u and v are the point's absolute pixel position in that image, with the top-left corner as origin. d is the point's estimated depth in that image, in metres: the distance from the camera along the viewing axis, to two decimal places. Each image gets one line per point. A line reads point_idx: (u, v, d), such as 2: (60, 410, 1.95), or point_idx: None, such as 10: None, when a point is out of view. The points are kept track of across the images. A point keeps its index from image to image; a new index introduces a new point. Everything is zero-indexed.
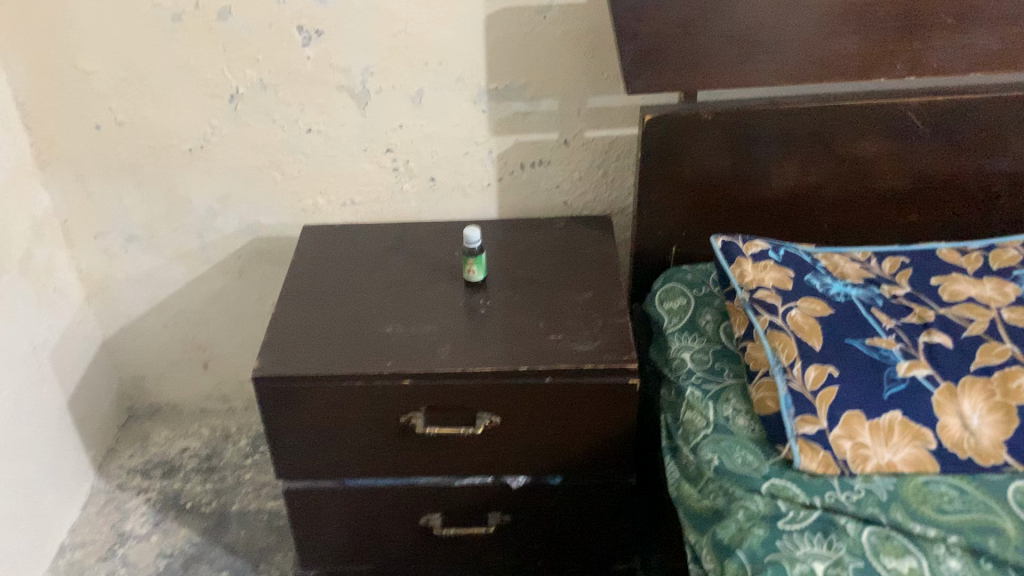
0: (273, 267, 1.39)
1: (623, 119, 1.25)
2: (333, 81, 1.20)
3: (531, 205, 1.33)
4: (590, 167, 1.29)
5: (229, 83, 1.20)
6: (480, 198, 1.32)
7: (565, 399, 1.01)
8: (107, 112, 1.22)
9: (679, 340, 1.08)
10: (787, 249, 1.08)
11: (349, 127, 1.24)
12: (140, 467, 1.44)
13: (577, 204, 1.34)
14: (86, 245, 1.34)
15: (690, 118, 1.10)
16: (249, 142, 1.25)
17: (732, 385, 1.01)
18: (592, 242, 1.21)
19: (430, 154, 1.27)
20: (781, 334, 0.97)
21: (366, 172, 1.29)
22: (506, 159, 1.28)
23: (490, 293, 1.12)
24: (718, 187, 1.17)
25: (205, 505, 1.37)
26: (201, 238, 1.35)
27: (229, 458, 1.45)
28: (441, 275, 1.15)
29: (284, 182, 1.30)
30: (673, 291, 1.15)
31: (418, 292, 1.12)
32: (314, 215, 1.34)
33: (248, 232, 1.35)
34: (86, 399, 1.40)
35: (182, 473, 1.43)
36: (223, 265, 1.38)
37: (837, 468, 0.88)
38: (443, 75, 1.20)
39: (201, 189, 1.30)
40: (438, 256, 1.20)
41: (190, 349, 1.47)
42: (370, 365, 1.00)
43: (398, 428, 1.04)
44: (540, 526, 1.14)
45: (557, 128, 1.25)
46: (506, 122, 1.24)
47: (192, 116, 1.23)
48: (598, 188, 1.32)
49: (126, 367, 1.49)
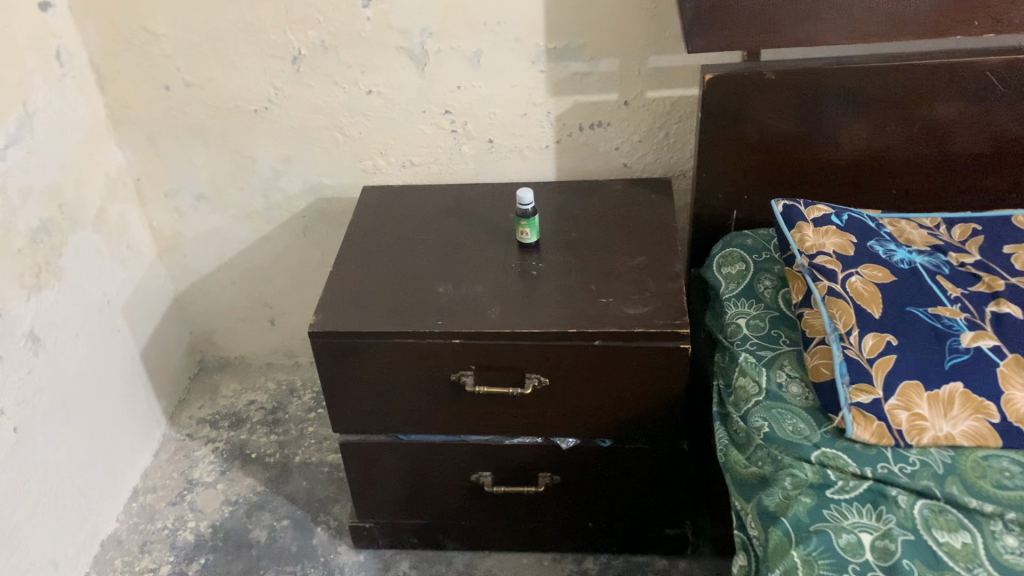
0: (336, 226, 1.41)
1: (684, 80, 1.22)
2: (392, 42, 1.21)
3: (590, 167, 1.32)
4: (651, 129, 1.27)
5: (291, 44, 1.21)
6: (539, 159, 1.32)
7: (614, 362, 1.01)
8: (175, 73, 1.25)
9: (735, 306, 1.06)
10: (850, 214, 1.04)
11: (408, 88, 1.25)
12: (208, 418, 1.49)
13: (637, 166, 1.32)
14: (157, 203, 1.39)
15: (754, 79, 1.07)
16: (310, 103, 1.27)
17: (787, 352, 0.98)
18: (649, 205, 1.19)
19: (488, 115, 1.27)
20: (839, 301, 0.94)
21: (425, 133, 1.30)
22: (565, 120, 1.27)
23: (545, 255, 1.11)
24: (781, 149, 1.13)
25: (268, 457, 1.41)
26: (266, 198, 1.38)
27: (293, 411, 1.50)
28: (497, 237, 1.16)
29: (345, 143, 1.31)
30: (732, 256, 1.13)
31: (473, 254, 1.13)
32: (375, 175, 1.35)
33: (311, 192, 1.37)
34: (157, 351, 1.45)
35: (248, 424, 1.48)
36: (287, 224, 1.41)
37: (892, 440, 0.86)
38: (502, 35, 1.19)
39: (266, 149, 1.32)
40: (494, 217, 1.20)
41: (256, 306, 1.51)
42: (422, 324, 1.01)
43: (449, 386, 1.05)
44: (590, 487, 1.15)
45: (616, 89, 1.24)
46: (565, 83, 1.23)
47: (256, 77, 1.25)
48: (658, 150, 1.30)
49: (196, 322, 1.54)
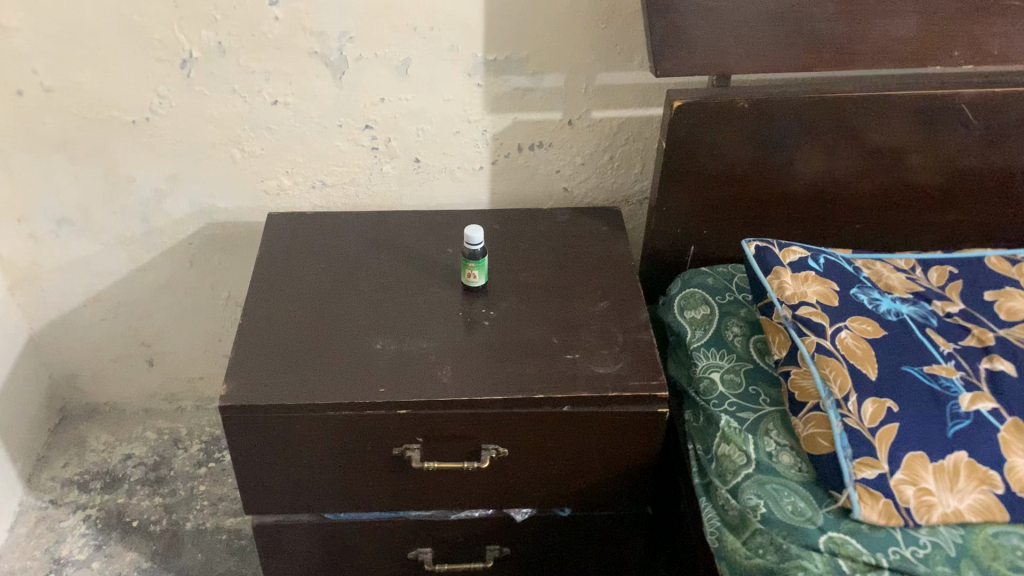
0: (231, 255, 1.22)
1: (634, 100, 1.12)
2: (305, 47, 1.03)
3: (528, 191, 1.20)
4: (596, 150, 1.16)
5: (180, 45, 1.02)
6: (471, 182, 1.18)
7: (582, 430, 0.89)
8: (31, 76, 1.03)
9: (704, 356, 0.96)
10: (826, 257, 0.96)
11: (322, 99, 1.08)
12: (76, 479, 1.27)
13: (579, 191, 1.20)
14: (8, 229, 1.16)
15: (725, 107, 0.97)
16: (201, 114, 1.08)
17: (771, 414, 0.89)
18: (601, 238, 1.08)
19: (415, 132, 1.12)
20: (831, 360, 0.85)
21: (341, 151, 1.13)
22: (503, 140, 1.14)
23: (494, 300, 0.98)
24: (747, 181, 1.04)
25: (153, 524, 1.21)
26: (146, 222, 1.17)
27: (179, 466, 1.29)
28: (435, 278, 1.01)
29: (244, 160, 1.13)
30: (694, 298, 1.03)
31: (410, 300, 0.98)
32: (279, 198, 1.17)
33: (201, 216, 1.18)
34: (10, 403, 1.22)
35: (126, 485, 1.27)
36: (171, 253, 1.21)
37: (900, 520, 0.78)
38: (435, 43, 1.04)
39: (147, 167, 1.12)
40: (427, 253, 1.05)
41: (131, 344, 1.30)
42: (362, 393, 0.86)
43: (390, 461, 0.91)
44: (543, 556, 1.03)
45: (561, 107, 1.12)
46: (504, 99, 1.10)
47: (135, 84, 1.05)
48: (603, 173, 1.19)
49: (57, 364, 1.31)
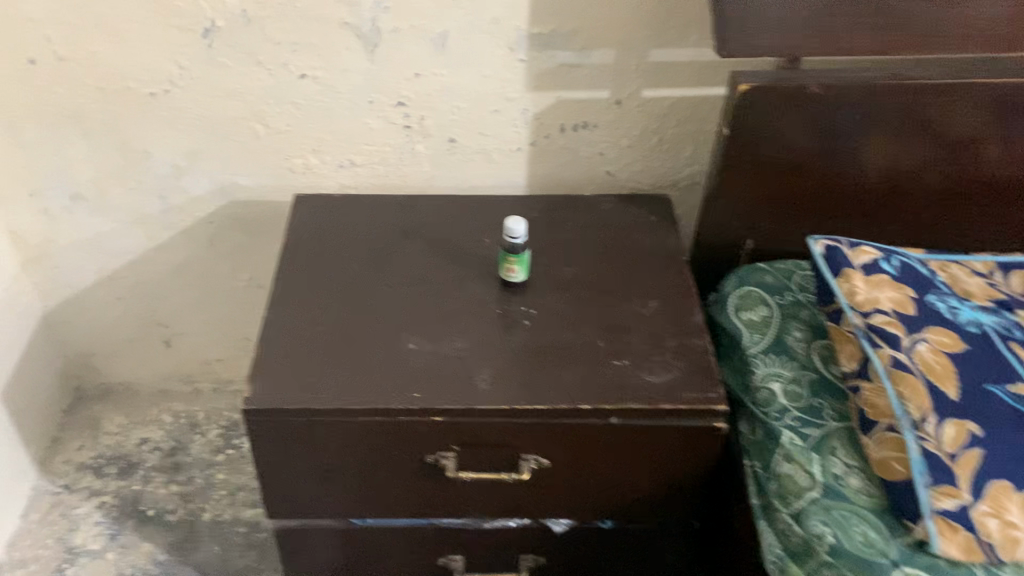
0: (253, 236, 1.15)
1: (687, 79, 1.03)
2: (335, 18, 0.97)
3: (568, 174, 1.12)
4: (643, 131, 1.08)
5: (202, 14, 0.96)
6: (508, 164, 1.10)
7: (630, 442, 0.83)
8: (45, 43, 0.97)
9: (762, 363, 0.89)
10: (900, 258, 0.89)
11: (353, 75, 1.01)
12: (91, 464, 1.22)
13: (622, 174, 1.12)
14: (20, 203, 1.10)
15: (794, 93, 0.88)
16: (224, 88, 1.02)
17: (836, 430, 0.82)
18: (650, 230, 1.00)
19: (449, 109, 1.05)
20: (908, 377, 0.78)
21: (371, 129, 1.06)
22: (544, 120, 1.06)
23: (535, 298, 0.91)
24: (811, 172, 0.95)
25: (170, 514, 1.16)
26: (164, 200, 1.11)
27: (196, 453, 1.24)
28: (471, 272, 0.94)
29: (267, 137, 1.06)
30: (751, 298, 0.96)
31: (444, 297, 0.91)
32: (304, 176, 1.10)
33: (222, 195, 1.11)
34: (22, 384, 1.17)
35: (141, 471, 1.21)
36: (190, 232, 1.15)
37: (982, 556, 0.70)
38: (474, 17, 0.97)
39: (166, 143, 1.06)
40: (462, 244, 0.98)
41: (148, 325, 1.24)
42: (394, 399, 0.80)
43: (422, 469, 0.84)
44: (580, 567, 0.97)
45: (608, 86, 1.04)
46: (547, 76, 1.02)
47: (154, 53, 0.99)
48: (650, 156, 1.10)
49: (71, 344, 1.25)
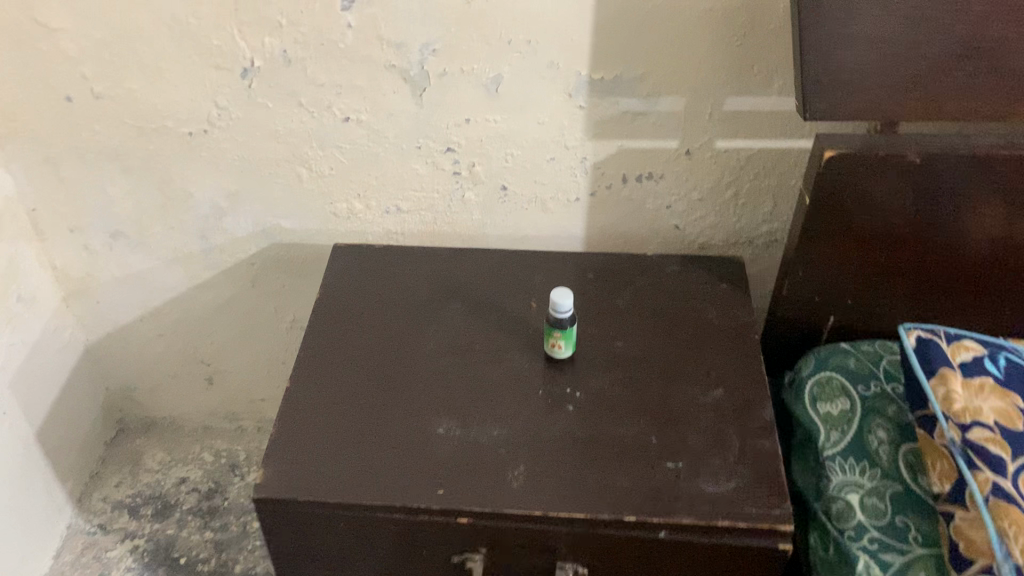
0: (294, 279, 1.10)
1: (769, 129, 0.92)
2: (380, 58, 0.89)
3: (631, 227, 1.02)
4: (717, 185, 0.97)
5: (240, 53, 0.89)
6: (565, 214, 1.01)
7: (682, 556, 0.73)
8: (80, 81, 0.92)
9: (839, 469, 0.79)
10: (1008, 355, 0.77)
11: (399, 117, 0.94)
12: (127, 503, 1.19)
13: (692, 230, 1.02)
14: (60, 240, 1.06)
15: (891, 161, 0.76)
16: (265, 129, 0.95)
17: (923, 560, 0.72)
18: (719, 299, 0.89)
19: (503, 157, 0.96)
20: (1011, 511, 0.66)
21: (418, 174, 0.98)
22: (605, 169, 0.97)
23: (582, 377, 0.82)
24: (908, 249, 0.83)
25: (202, 563, 1.13)
26: (205, 240, 1.06)
27: (233, 498, 1.20)
28: (514, 340, 0.85)
29: (310, 181, 1.00)
30: (830, 386, 0.85)
31: (482, 370, 0.82)
32: (348, 222, 1.03)
33: (264, 237, 1.05)
34: (61, 422, 1.14)
35: (177, 514, 1.18)
36: (230, 272, 1.09)
37: None
38: (530, 59, 0.88)
39: (206, 183, 1.00)
40: (508, 307, 0.89)
41: (190, 362, 1.20)
42: (416, 495, 0.72)
43: (448, 568, 0.77)
44: None
45: (678, 135, 0.93)
46: (609, 123, 0.93)
47: (191, 92, 0.92)
48: (723, 211, 1.00)
49: (114, 377, 1.22)
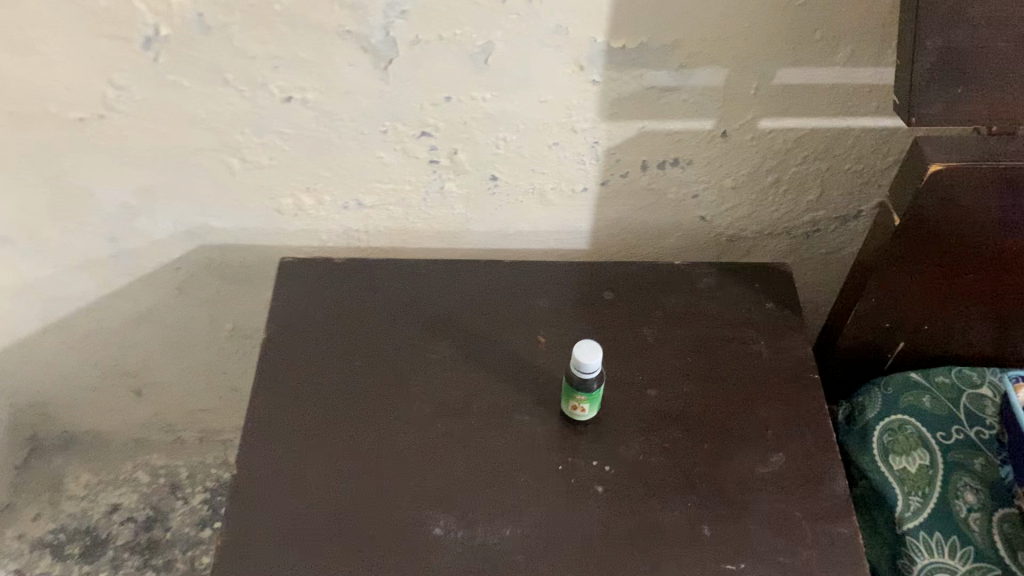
0: (232, 285, 0.90)
1: (826, 108, 0.74)
2: (332, 24, 0.67)
3: (648, 219, 0.83)
4: (756, 171, 0.79)
5: (140, 19, 0.66)
6: (567, 206, 0.82)
7: None
8: None
9: (925, 548, 0.64)
10: None
11: (359, 96, 0.72)
12: (49, 540, 1.04)
13: (721, 221, 0.84)
14: None
15: (1012, 174, 0.59)
16: (182, 113, 0.73)
17: None
18: (767, 326, 0.73)
19: (493, 142, 0.76)
20: None
21: (385, 163, 0.78)
22: (621, 155, 0.77)
23: (609, 443, 0.66)
24: (1009, 273, 0.66)
25: None
26: (115, 243, 0.85)
27: (176, 528, 1.06)
28: (520, 394, 0.69)
29: (245, 173, 0.78)
30: (905, 433, 0.70)
31: (485, 439, 0.66)
32: (296, 219, 0.83)
33: (190, 238, 0.84)
34: None
35: (110, 552, 1.03)
36: (152, 279, 0.89)
37: None
38: (532, 24, 0.67)
39: (111, 180, 0.78)
40: (508, 346, 0.72)
41: (111, 373, 1.01)
42: None
43: None
44: None
45: (714, 114, 0.74)
46: (629, 101, 0.73)
47: (78, 69, 0.69)
48: (760, 200, 0.82)
49: (19, 393, 1.01)
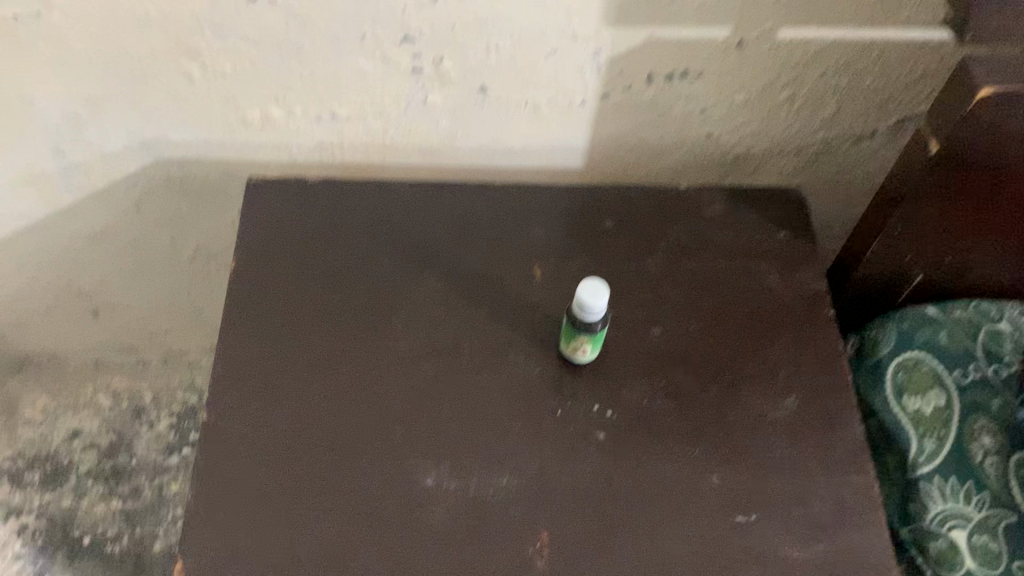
0: (194, 203, 0.83)
1: (852, 17, 0.67)
2: None
3: (649, 136, 0.77)
4: (769, 85, 0.72)
5: None
6: (562, 121, 0.75)
7: None
8: None
9: (939, 496, 0.61)
10: None
11: None
12: (7, 468, 0.99)
13: (727, 139, 0.78)
14: None
15: None
16: (131, 12, 0.64)
17: None
18: (778, 258, 0.68)
19: (484, 49, 0.68)
20: None
21: (362, 72, 0.69)
22: (624, 66, 0.70)
23: (610, 387, 0.61)
24: None
25: (110, 544, 0.95)
26: (61, 156, 0.76)
27: (142, 454, 1.01)
28: (514, 332, 0.63)
29: (206, 82, 0.70)
30: (919, 373, 0.66)
31: (477, 383, 0.61)
32: (264, 133, 0.75)
33: (145, 153, 0.76)
34: None
35: (73, 480, 0.98)
36: (105, 195, 0.81)
37: None
38: None
39: (53, 86, 0.69)
40: (500, 279, 0.66)
41: (65, 294, 0.94)
42: None
43: None
44: None
45: (729, 22, 0.67)
46: (638, 6, 0.65)
47: None
48: (771, 117, 0.76)
49: None
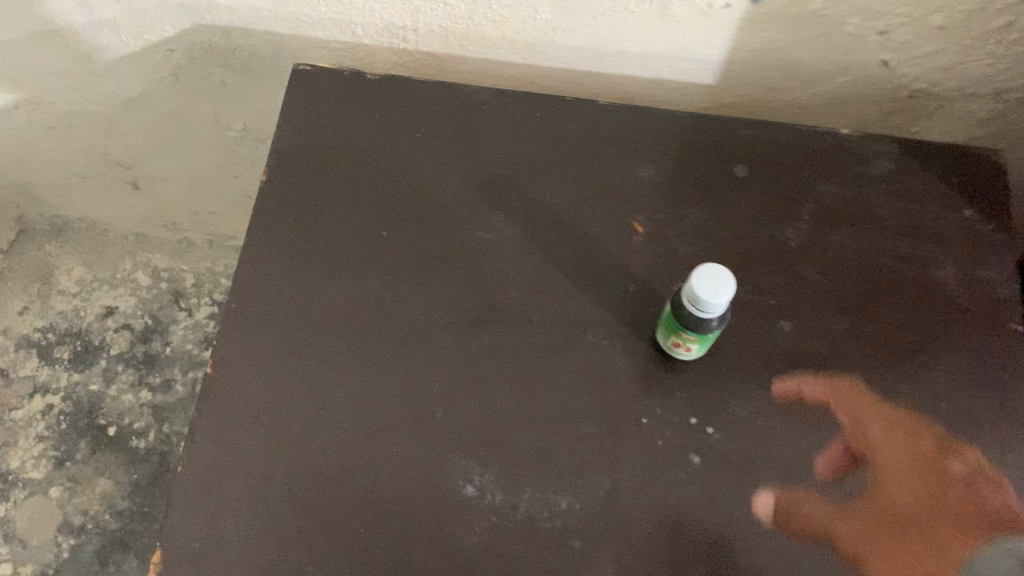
0: (241, 79, 0.70)
1: None
2: None
3: (806, 57, 0.59)
4: (983, 8, 0.54)
5: None
6: (698, 28, 0.57)
7: None
8: None
9: None
10: None
11: None
12: (37, 340, 0.92)
13: (907, 70, 0.60)
14: None
15: None
16: None
17: None
18: (955, 245, 0.52)
19: None
20: None
21: None
22: None
23: (713, 393, 0.48)
24: None
25: (137, 438, 0.88)
26: (86, 8, 0.63)
27: (177, 345, 0.92)
28: (599, 304, 0.50)
29: None
30: None
31: (544, 366, 0.48)
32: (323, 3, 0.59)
33: (182, 14, 0.63)
34: None
35: (103, 362, 0.91)
36: (138, 59, 0.68)
37: None
38: None
39: None
40: (590, 231, 0.52)
41: (101, 161, 0.83)
42: None
43: None
44: None
45: None
46: None
47: None
48: (972, 49, 0.57)
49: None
